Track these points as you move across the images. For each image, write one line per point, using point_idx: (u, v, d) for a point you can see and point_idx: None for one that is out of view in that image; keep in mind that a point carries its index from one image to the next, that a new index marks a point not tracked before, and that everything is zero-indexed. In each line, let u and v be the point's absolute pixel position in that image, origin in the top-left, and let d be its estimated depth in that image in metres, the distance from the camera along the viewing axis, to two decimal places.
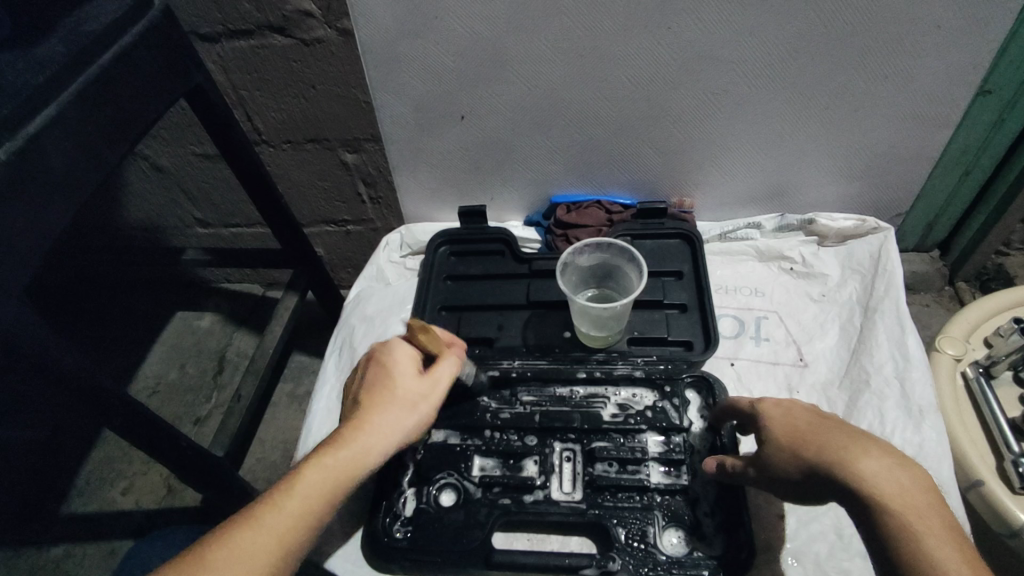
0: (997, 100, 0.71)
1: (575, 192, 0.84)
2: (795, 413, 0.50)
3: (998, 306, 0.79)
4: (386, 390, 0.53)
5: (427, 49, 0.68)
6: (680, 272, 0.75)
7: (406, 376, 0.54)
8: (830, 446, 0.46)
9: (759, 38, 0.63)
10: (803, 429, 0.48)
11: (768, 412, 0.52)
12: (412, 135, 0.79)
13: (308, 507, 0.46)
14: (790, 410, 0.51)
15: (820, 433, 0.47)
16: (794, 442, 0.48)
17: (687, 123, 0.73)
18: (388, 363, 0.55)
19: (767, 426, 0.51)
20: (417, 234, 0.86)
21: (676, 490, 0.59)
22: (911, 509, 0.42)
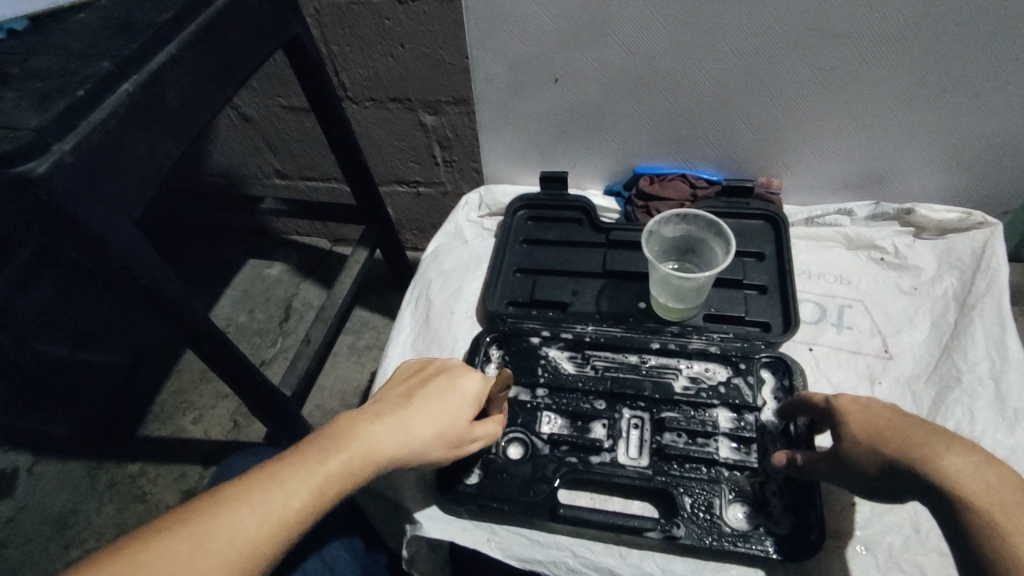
0: None
1: (659, 165, 0.83)
2: (872, 409, 0.48)
3: None
4: (437, 407, 0.50)
5: (527, 7, 0.68)
6: (763, 254, 0.73)
7: (460, 409, 0.51)
8: (906, 439, 0.44)
9: (878, 13, 0.60)
10: (877, 424, 0.47)
11: (846, 401, 0.51)
12: (502, 97, 0.79)
13: (326, 492, 0.42)
14: (872, 403, 0.49)
15: (895, 429, 0.45)
16: (868, 433, 0.47)
17: (786, 99, 0.71)
18: (455, 384, 0.52)
19: (842, 415, 0.50)
20: (497, 196, 0.87)
21: (745, 467, 0.59)
22: (1001, 504, 0.39)
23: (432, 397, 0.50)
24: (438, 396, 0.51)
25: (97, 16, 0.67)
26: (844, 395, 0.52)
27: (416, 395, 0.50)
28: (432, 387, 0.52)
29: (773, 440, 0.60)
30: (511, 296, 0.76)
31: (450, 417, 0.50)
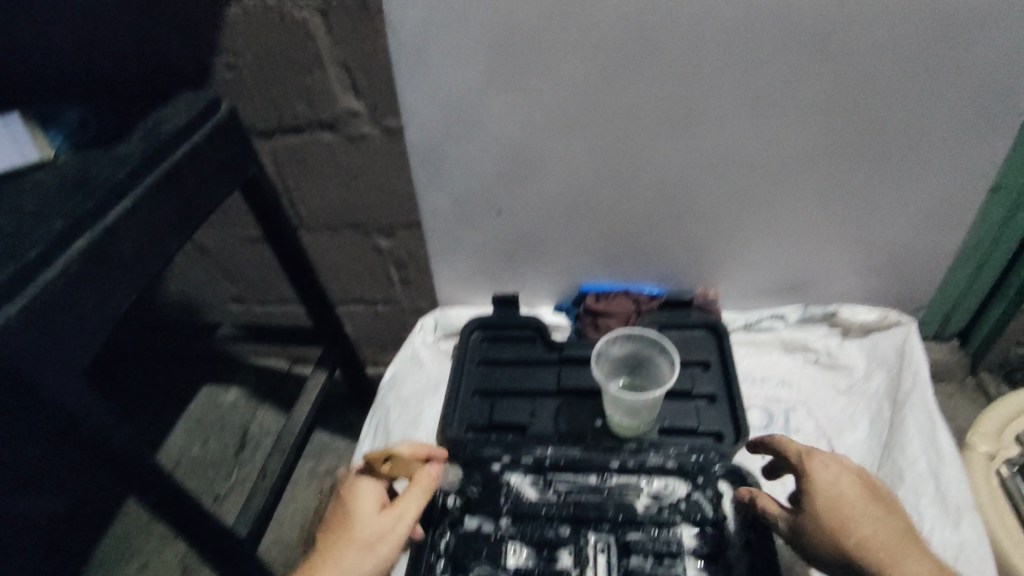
0: (1005, 197, 0.77)
1: (602, 282, 0.87)
2: (846, 496, 0.54)
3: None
4: (347, 529, 0.58)
5: (470, 150, 0.75)
6: (707, 362, 0.77)
7: (365, 516, 0.59)
8: (874, 536, 0.52)
9: (774, 144, 0.70)
10: (856, 516, 0.53)
11: (818, 474, 0.56)
12: (450, 228, 0.85)
13: None
14: (842, 480, 0.56)
15: (871, 528, 0.53)
16: (839, 519, 0.53)
17: (708, 219, 0.78)
18: (355, 495, 0.60)
19: (815, 492, 0.55)
20: (450, 319, 0.89)
21: None
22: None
23: (341, 522, 0.59)
24: (348, 514, 0.59)
25: (54, 175, 0.70)
26: (815, 462, 0.57)
27: (335, 527, 0.59)
28: (343, 507, 0.61)
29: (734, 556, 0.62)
30: (471, 420, 0.76)
31: (359, 528, 0.58)
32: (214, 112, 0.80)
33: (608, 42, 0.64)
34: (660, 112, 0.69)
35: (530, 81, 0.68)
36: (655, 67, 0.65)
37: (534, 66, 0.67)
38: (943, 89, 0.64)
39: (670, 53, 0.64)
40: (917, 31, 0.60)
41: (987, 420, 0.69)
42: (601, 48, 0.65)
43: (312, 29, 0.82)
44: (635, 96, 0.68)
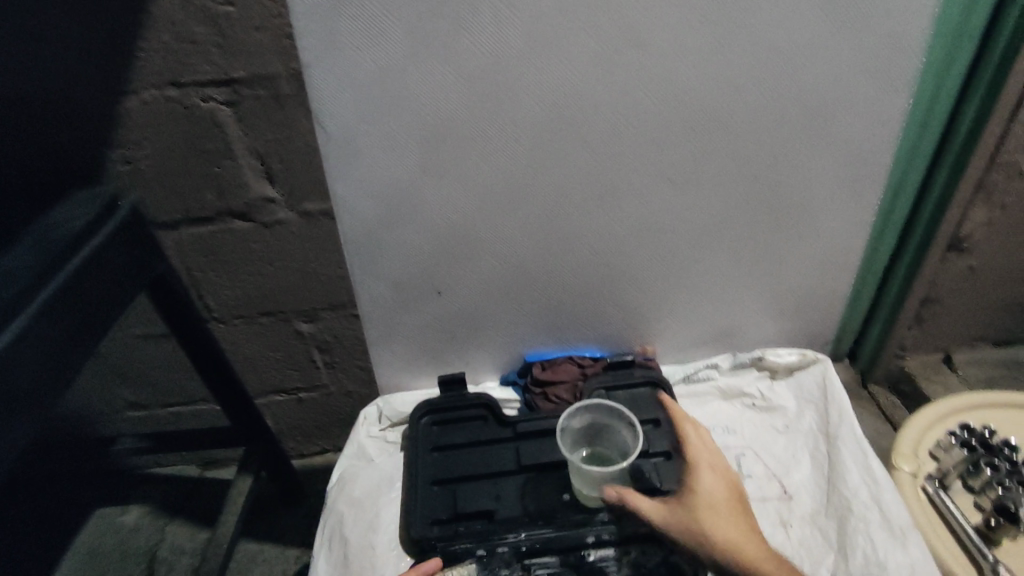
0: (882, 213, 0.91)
1: (546, 350, 0.89)
2: (714, 492, 0.64)
3: (939, 413, 0.76)
4: None
5: (405, 235, 0.75)
6: (657, 419, 0.80)
7: None
8: (728, 534, 0.61)
9: (690, 211, 0.77)
10: (720, 515, 0.62)
11: (702, 479, 0.65)
12: (388, 313, 0.83)
13: None
14: (718, 487, 0.64)
15: (729, 526, 0.62)
16: (705, 517, 0.62)
17: (639, 283, 0.83)
18: None
19: (696, 493, 0.64)
20: (397, 406, 0.86)
21: None
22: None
23: None
24: None
25: None
26: (702, 470, 0.66)
27: None
28: None
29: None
30: (433, 514, 0.73)
31: None
32: (115, 212, 0.73)
33: (533, 127, 0.68)
34: (588, 189, 0.73)
35: (462, 166, 0.70)
36: (579, 146, 0.70)
37: (468, 153, 0.69)
38: (820, 161, 0.74)
39: (594, 137, 0.69)
40: (796, 109, 0.69)
41: (903, 440, 0.75)
42: (527, 133, 0.68)
43: (223, 120, 0.78)
44: (562, 172, 0.72)
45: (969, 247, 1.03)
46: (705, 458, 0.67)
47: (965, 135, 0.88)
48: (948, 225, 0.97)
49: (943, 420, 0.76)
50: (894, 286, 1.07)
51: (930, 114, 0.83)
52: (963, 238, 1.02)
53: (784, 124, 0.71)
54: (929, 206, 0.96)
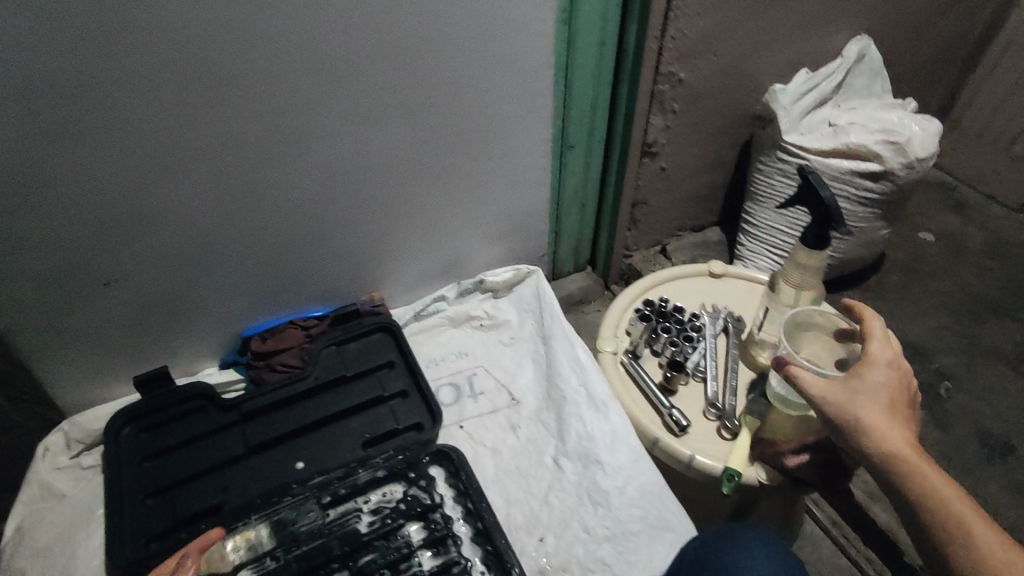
0: (576, 120, 0.92)
1: (265, 319, 0.82)
2: (884, 391, 0.55)
3: (633, 294, 0.87)
4: None
5: (34, 222, 0.61)
6: (392, 361, 0.79)
7: None
8: (884, 433, 0.52)
9: (383, 150, 0.73)
10: (872, 398, 0.54)
11: (866, 373, 0.56)
12: (47, 319, 0.69)
13: None
14: (888, 383, 0.56)
15: (886, 412, 0.54)
16: (870, 403, 0.54)
17: (350, 230, 0.79)
18: None
19: (863, 383, 0.56)
20: (87, 424, 0.72)
21: (449, 564, 0.62)
22: (925, 491, 0.49)
23: None
24: None
25: None
26: (869, 364, 0.57)
27: None
28: None
29: (481, 523, 0.66)
30: (148, 530, 0.65)
31: None
32: None
33: (163, 76, 0.57)
34: (259, 139, 0.65)
35: (84, 133, 0.58)
36: (230, 96, 0.61)
37: (85, 113, 0.57)
38: (491, 87, 0.75)
39: (247, 83, 0.61)
40: (461, 36, 0.68)
41: (604, 325, 0.83)
42: (156, 83, 0.57)
43: None
44: (221, 123, 0.62)
45: (659, 150, 1.04)
46: (874, 352, 0.58)
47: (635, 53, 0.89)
48: (636, 134, 0.98)
49: (636, 299, 0.87)
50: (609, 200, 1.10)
51: (602, 36, 0.85)
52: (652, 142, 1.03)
53: (453, 52, 0.69)
54: (621, 118, 0.97)
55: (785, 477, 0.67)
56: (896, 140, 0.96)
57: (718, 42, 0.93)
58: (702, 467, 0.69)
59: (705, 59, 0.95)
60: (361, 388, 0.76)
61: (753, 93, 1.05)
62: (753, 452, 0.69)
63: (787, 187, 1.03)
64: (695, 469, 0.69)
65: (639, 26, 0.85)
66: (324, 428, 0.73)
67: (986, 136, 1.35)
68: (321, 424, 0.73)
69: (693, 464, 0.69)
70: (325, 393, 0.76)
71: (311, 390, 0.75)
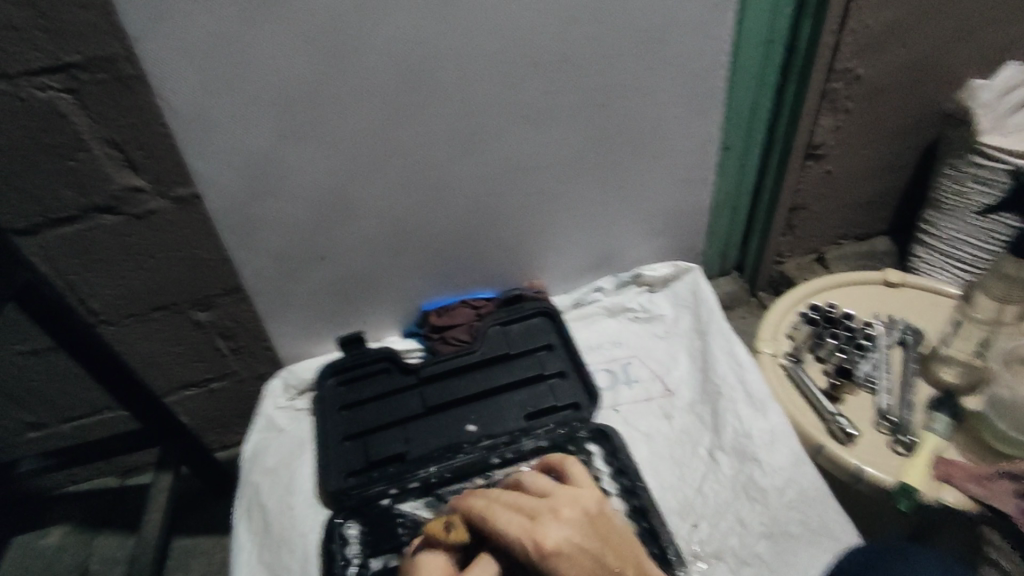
0: (739, 117, 0.92)
1: (441, 297, 0.92)
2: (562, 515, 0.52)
3: (798, 295, 0.85)
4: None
5: (280, 203, 0.74)
6: (551, 344, 0.85)
7: None
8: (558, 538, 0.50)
9: (558, 146, 0.79)
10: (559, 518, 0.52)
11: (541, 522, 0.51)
12: (277, 283, 0.83)
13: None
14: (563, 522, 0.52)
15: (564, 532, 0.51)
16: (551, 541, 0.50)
17: (520, 220, 0.86)
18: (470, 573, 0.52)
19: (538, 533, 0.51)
20: (300, 373, 0.87)
21: None
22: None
23: None
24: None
25: None
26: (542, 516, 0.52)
27: None
28: None
29: (638, 501, 0.69)
30: (348, 467, 0.77)
31: None
32: None
33: (391, 85, 0.67)
34: (454, 134, 0.73)
35: (325, 130, 0.69)
36: (436, 98, 0.69)
37: (325, 112, 0.68)
38: (664, 86, 0.77)
39: (450, 87, 0.69)
40: (641, 36, 0.71)
41: (765, 326, 0.82)
42: (383, 90, 0.67)
43: (66, 112, 0.65)
44: (428, 123, 0.72)
45: (825, 152, 1.00)
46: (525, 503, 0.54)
47: (805, 48, 0.86)
48: (800, 136, 0.95)
49: (800, 303, 0.85)
50: (763, 200, 1.07)
51: (772, 34, 0.84)
52: (822, 142, 0.98)
53: (633, 55, 0.72)
54: (784, 120, 0.95)
55: (976, 504, 0.62)
56: None
57: (906, 34, 0.87)
58: (871, 480, 0.66)
59: (892, 53, 0.89)
60: (523, 365, 0.83)
61: (949, 91, 0.97)
62: (935, 472, 0.65)
63: (985, 197, 0.93)
64: (862, 480, 0.67)
65: (813, 23, 0.84)
66: (491, 397, 0.81)
67: None
68: (489, 394, 0.81)
69: (861, 475, 0.67)
70: (492, 366, 0.83)
71: (480, 363, 0.83)
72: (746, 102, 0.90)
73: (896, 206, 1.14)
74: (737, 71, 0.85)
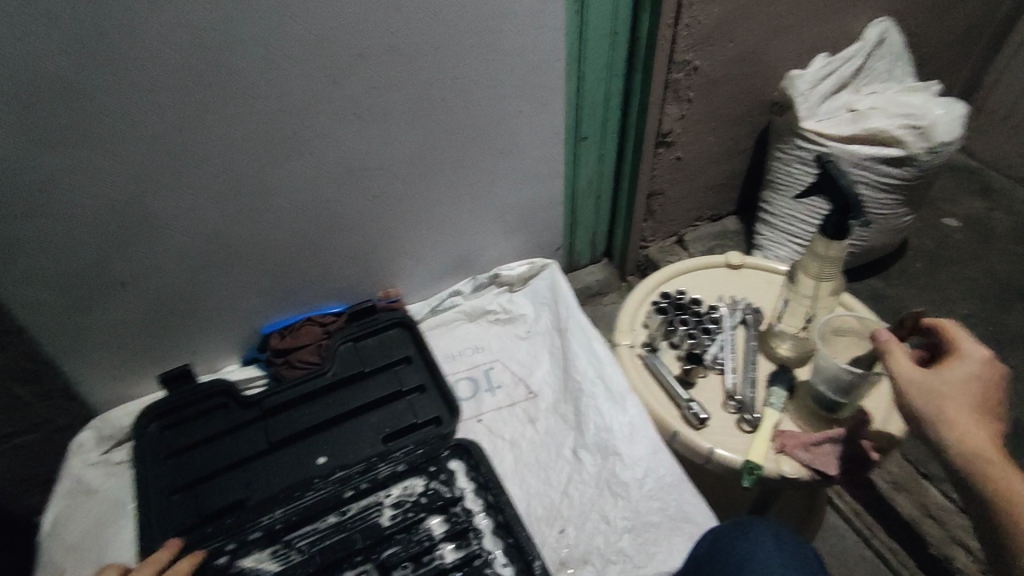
0: (592, 104, 0.92)
1: (282, 317, 0.83)
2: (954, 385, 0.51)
3: (647, 288, 0.86)
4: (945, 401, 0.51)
5: (56, 224, 0.62)
6: (408, 357, 0.80)
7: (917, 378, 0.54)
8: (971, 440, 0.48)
9: (394, 144, 0.73)
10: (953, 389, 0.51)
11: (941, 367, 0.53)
12: (73, 319, 0.70)
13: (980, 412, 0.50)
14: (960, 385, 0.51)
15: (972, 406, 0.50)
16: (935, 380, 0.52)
17: (364, 227, 0.79)
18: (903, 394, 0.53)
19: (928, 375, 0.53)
20: (115, 421, 0.75)
21: (471, 557, 0.63)
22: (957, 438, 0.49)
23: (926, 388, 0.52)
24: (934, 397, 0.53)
25: None
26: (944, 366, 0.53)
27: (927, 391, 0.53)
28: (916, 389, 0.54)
29: (502, 516, 0.66)
30: (177, 524, 0.67)
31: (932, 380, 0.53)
32: None
33: (180, 82, 0.58)
34: (270, 134, 0.65)
35: (102, 136, 0.58)
36: (238, 95, 0.61)
37: (97, 114, 0.57)
38: (497, 78, 0.74)
39: (255, 81, 0.60)
40: (468, 25, 0.67)
41: (622, 318, 0.83)
42: (171, 88, 0.58)
43: None
44: (235, 127, 0.63)
45: (675, 140, 1.02)
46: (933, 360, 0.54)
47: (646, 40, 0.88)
48: (651, 124, 0.96)
49: (652, 293, 0.86)
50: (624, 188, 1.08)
51: (615, 25, 0.85)
52: (665, 131, 1.00)
53: (463, 48, 0.68)
54: (636, 108, 0.96)
55: (808, 472, 0.66)
56: (917, 124, 0.92)
57: (732, 30, 0.91)
58: (721, 460, 0.68)
59: (717, 46, 0.92)
60: (378, 383, 0.78)
61: (770, 80, 1.03)
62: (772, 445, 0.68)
63: (806, 175, 1.00)
64: (714, 462, 0.69)
65: (651, 13, 0.84)
66: (344, 423, 0.75)
67: (1013, 119, 1.31)
68: (343, 418, 0.75)
69: (712, 457, 0.68)
70: (344, 388, 0.77)
71: (332, 385, 0.77)
72: (597, 87, 0.90)
73: (736, 189, 1.20)
74: (585, 55, 0.85)
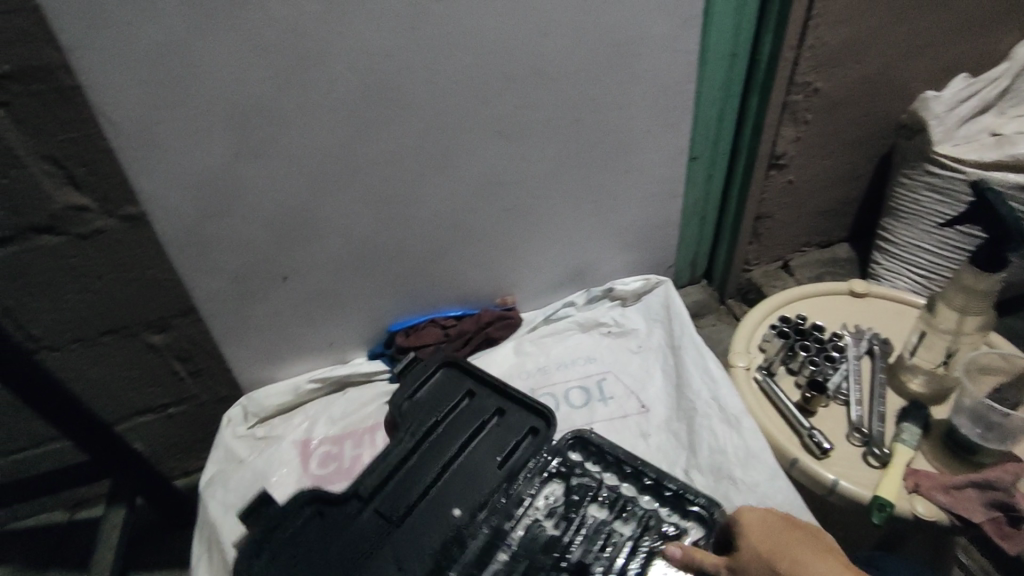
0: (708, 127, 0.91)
1: (409, 317, 0.89)
2: (770, 519, 0.55)
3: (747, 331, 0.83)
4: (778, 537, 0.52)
5: (234, 223, 0.70)
6: (471, 390, 0.80)
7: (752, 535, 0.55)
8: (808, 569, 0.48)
9: (528, 161, 0.77)
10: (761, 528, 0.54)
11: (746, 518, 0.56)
12: (235, 308, 0.79)
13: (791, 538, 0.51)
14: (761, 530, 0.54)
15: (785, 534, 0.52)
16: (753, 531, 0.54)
17: (490, 239, 0.84)
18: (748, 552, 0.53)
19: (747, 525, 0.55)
20: (260, 401, 0.86)
21: (646, 518, 0.69)
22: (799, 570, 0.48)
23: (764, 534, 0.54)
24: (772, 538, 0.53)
25: None
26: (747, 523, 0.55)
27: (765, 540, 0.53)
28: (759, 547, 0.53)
29: (647, 479, 0.72)
30: None
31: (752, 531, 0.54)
32: None
33: (352, 101, 0.64)
34: (420, 149, 0.71)
35: (281, 147, 0.65)
36: (397, 114, 0.67)
37: (280, 129, 0.64)
38: (630, 99, 0.76)
39: (414, 100, 0.66)
40: (607, 49, 0.70)
41: (737, 340, 0.82)
42: (342, 105, 0.64)
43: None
44: (392, 142, 0.69)
45: (788, 161, 0.99)
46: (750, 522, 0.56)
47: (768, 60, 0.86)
48: (765, 146, 0.95)
49: (767, 318, 0.85)
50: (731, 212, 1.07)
51: (735, 47, 0.83)
52: (780, 154, 0.98)
53: (600, 72, 0.71)
54: (748, 129, 0.94)
55: (950, 515, 0.62)
56: None
57: (860, 51, 0.88)
58: (846, 492, 0.66)
59: (844, 69, 0.90)
60: (460, 420, 0.78)
61: (904, 102, 0.99)
62: (906, 483, 0.65)
63: (934, 204, 0.95)
64: (839, 494, 0.67)
65: (774, 37, 0.83)
66: (450, 474, 0.73)
67: None
68: (444, 471, 0.73)
69: (835, 489, 0.66)
70: (423, 451, 0.75)
71: (410, 457, 0.74)
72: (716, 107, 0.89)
73: (857, 213, 1.15)
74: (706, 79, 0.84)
